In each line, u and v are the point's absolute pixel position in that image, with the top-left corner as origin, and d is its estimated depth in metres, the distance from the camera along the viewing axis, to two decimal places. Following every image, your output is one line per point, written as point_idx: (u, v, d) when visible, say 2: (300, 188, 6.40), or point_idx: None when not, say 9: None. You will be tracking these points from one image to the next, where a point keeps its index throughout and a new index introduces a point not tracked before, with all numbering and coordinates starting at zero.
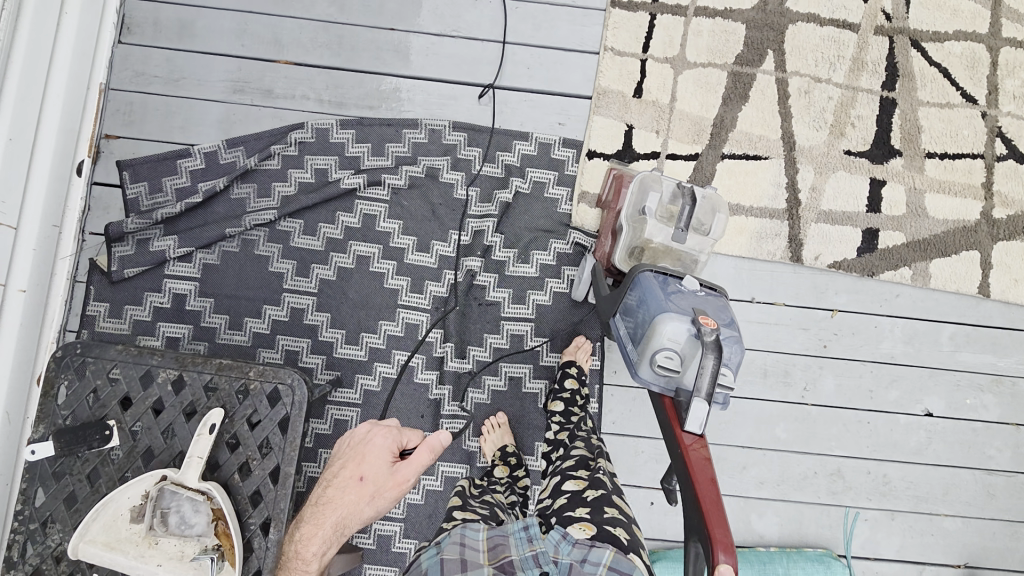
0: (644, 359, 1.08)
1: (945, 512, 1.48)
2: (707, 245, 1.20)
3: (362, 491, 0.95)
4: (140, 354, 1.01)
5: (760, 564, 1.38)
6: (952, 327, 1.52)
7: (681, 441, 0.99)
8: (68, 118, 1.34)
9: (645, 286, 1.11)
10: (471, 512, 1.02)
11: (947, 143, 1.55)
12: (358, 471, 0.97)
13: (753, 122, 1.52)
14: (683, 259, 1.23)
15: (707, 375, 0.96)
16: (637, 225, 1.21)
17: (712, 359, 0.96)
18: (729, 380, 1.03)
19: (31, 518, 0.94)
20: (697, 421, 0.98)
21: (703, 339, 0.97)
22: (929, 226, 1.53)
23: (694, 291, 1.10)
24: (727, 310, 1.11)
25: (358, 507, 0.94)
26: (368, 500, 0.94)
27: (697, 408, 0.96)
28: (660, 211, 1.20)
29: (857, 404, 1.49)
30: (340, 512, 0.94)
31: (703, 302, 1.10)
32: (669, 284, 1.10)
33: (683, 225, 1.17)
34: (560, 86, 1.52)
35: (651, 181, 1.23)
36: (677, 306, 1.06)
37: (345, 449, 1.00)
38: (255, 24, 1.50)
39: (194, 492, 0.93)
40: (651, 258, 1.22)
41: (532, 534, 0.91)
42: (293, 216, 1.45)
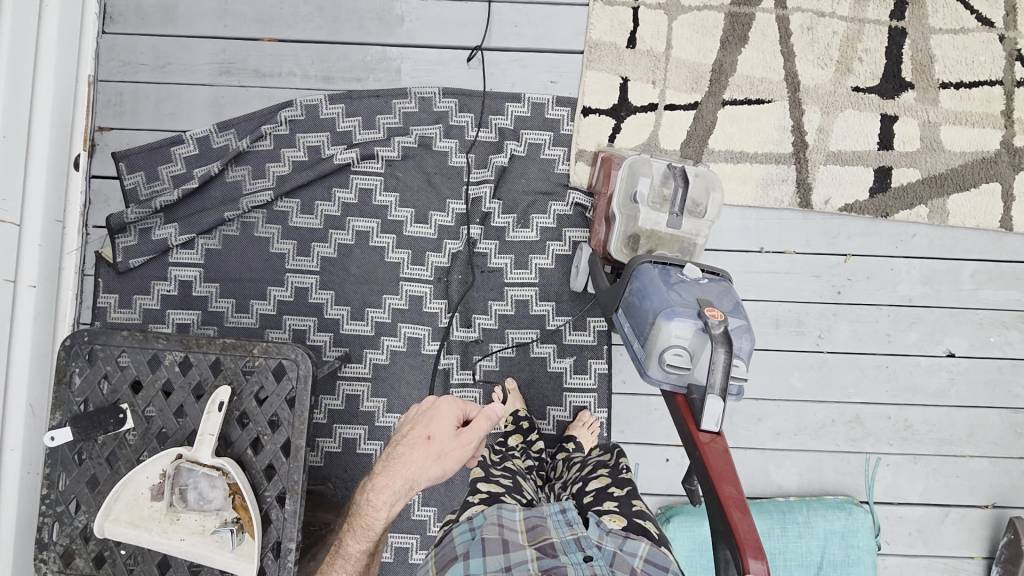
0: (653, 358, 1.05)
1: (971, 453, 1.45)
2: (704, 226, 1.17)
3: (430, 449, 1.06)
4: (145, 339, 1.00)
5: (780, 514, 1.36)
6: (974, 265, 1.46)
7: (698, 440, 1.00)
8: (59, 111, 1.33)
9: (646, 280, 1.08)
10: (496, 483, 1.04)
11: (963, 71, 1.46)
12: (426, 432, 1.09)
13: (755, 64, 1.46)
14: (682, 245, 1.20)
15: (719, 370, 0.97)
16: (631, 212, 1.19)
17: (723, 353, 0.96)
18: (741, 370, 1.03)
19: (57, 501, 0.96)
20: (713, 419, 0.99)
21: (711, 333, 0.97)
22: (946, 161, 1.46)
23: (696, 279, 1.09)
24: (734, 299, 1.07)
25: (428, 462, 1.05)
26: (436, 458, 1.05)
27: (713, 405, 0.98)
28: (653, 196, 1.18)
29: (874, 348, 1.46)
30: (410, 467, 1.05)
31: (708, 291, 1.07)
32: (672, 277, 1.08)
33: (677, 210, 1.15)
34: (550, 43, 1.47)
35: (641, 165, 1.21)
36: (682, 300, 1.03)
37: (414, 416, 1.13)
38: (235, 3, 1.47)
39: (210, 468, 0.95)
40: (647, 244, 1.20)
41: (571, 518, 0.93)
42: (289, 196, 1.45)
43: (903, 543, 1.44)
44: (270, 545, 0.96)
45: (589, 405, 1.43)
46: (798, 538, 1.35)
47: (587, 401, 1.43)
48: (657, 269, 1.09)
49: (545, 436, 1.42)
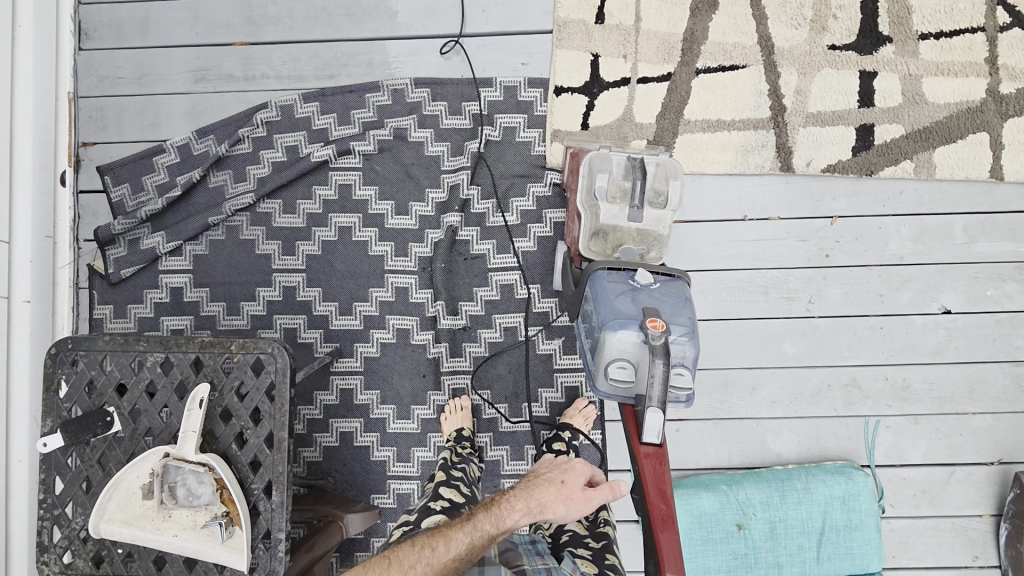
0: (600, 371, 1.08)
1: (973, 410, 1.42)
2: (668, 217, 1.17)
3: (562, 492, 1.03)
4: (126, 342, 1.02)
5: (778, 482, 1.36)
6: (965, 218, 1.43)
7: (637, 451, 1.04)
8: (41, 129, 1.36)
9: (597, 287, 1.12)
10: (456, 491, 1.15)
11: (942, 20, 1.43)
12: (561, 476, 1.07)
13: (727, 30, 1.44)
14: (649, 238, 1.20)
15: (658, 382, 0.98)
16: (593, 210, 1.18)
17: (662, 365, 0.98)
18: (686, 380, 1.06)
19: (53, 506, 0.99)
20: (655, 431, 1.01)
21: (652, 344, 0.99)
22: (930, 113, 1.43)
23: (647, 284, 1.12)
24: (683, 305, 1.10)
25: (557, 501, 1.01)
26: (566, 500, 1.02)
27: (653, 420, 1.01)
28: (613, 191, 1.18)
29: (866, 310, 1.43)
30: (540, 499, 1.01)
31: (658, 298, 1.10)
32: (622, 285, 1.11)
33: (637, 203, 1.14)
34: (519, 25, 1.47)
35: (599, 161, 1.19)
36: (625, 311, 1.06)
37: (549, 466, 1.13)
38: (206, 10, 1.49)
39: (195, 464, 0.97)
40: (614, 240, 1.20)
41: (540, 549, 1.11)
42: (271, 196, 1.46)
43: (909, 505, 1.42)
44: (260, 535, 0.98)
45: (580, 384, 1.44)
46: (797, 505, 1.34)
47: (578, 381, 1.44)
48: (610, 274, 1.13)
49: (540, 419, 1.44)
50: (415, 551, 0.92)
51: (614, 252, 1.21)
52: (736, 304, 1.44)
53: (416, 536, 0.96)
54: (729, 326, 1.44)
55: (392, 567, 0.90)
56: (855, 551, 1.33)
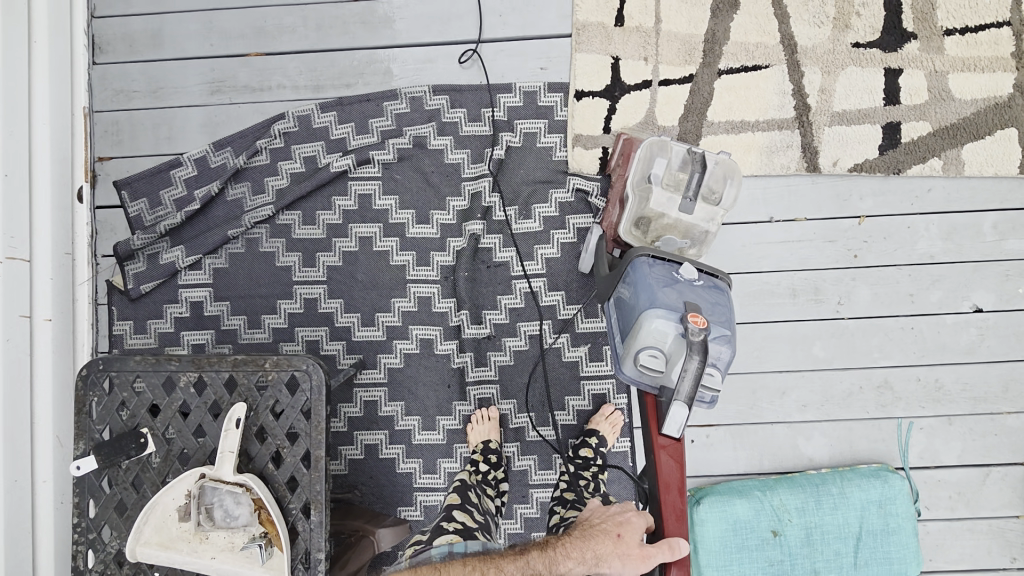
0: (630, 354, 1.12)
1: (1008, 410, 1.40)
2: (716, 217, 1.17)
3: (619, 547, 1.00)
4: (158, 362, 1.01)
5: (813, 487, 1.34)
6: (994, 215, 1.41)
7: (656, 441, 1.13)
8: (58, 146, 1.34)
9: (638, 275, 1.13)
10: (469, 514, 1.16)
11: (967, 15, 1.41)
12: (617, 530, 1.05)
13: (748, 30, 1.42)
14: (692, 232, 1.20)
15: (690, 377, 0.99)
16: (643, 193, 1.20)
17: (696, 362, 0.99)
18: (715, 380, 1.08)
19: (87, 529, 0.97)
20: (676, 425, 1.03)
21: (690, 339, 1.00)
22: (956, 110, 1.41)
23: (691, 280, 1.12)
24: (724, 309, 1.11)
25: (615, 556, 0.99)
26: (622, 556, 0.99)
27: (677, 411, 1.01)
28: (667, 179, 1.20)
29: (896, 310, 1.41)
30: (595, 550, 0.99)
31: (699, 295, 1.11)
32: (665, 276, 1.12)
33: (689, 195, 1.16)
34: (537, 29, 1.45)
35: (659, 147, 1.21)
36: (667, 303, 1.08)
37: (605, 516, 1.10)
38: (219, 21, 1.47)
39: (233, 485, 0.95)
40: (657, 228, 1.21)
41: None
42: (290, 208, 1.45)
43: (944, 508, 1.40)
44: (300, 555, 0.97)
45: (608, 392, 1.42)
46: (833, 510, 1.32)
47: (605, 389, 1.42)
48: (652, 263, 1.13)
49: (567, 427, 1.42)
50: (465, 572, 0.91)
51: (653, 241, 1.22)
52: (763, 306, 1.42)
53: (466, 557, 0.95)
54: (758, 329, 1.42)
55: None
56: (893, 555, 1.31)
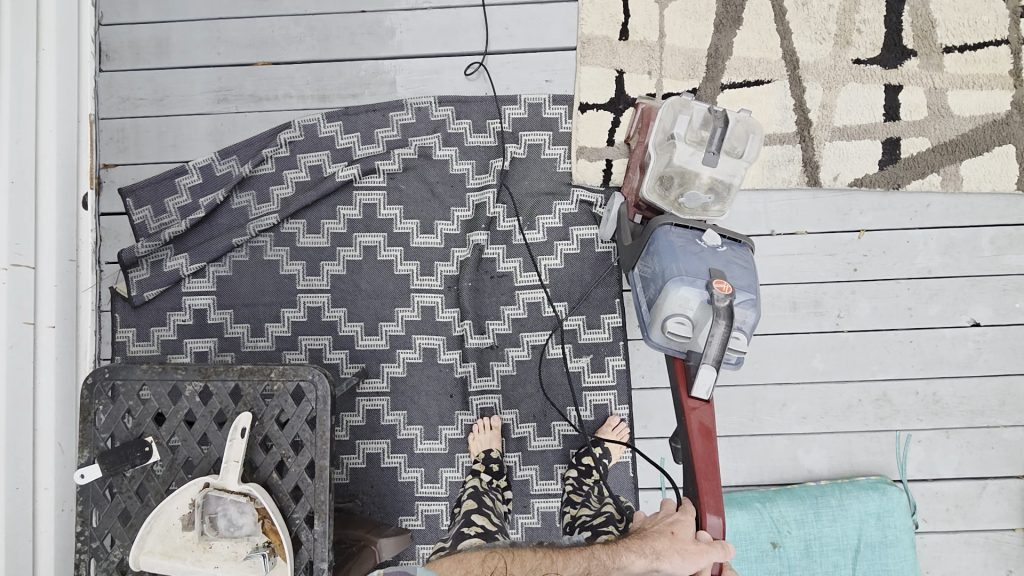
0: (657, 323, 1.15)
1: (1005, 423, 1.42)
2: (741, 170, 1.20)
3: (676, 543, 0.97)
4: (164, 370, 1.01)
5: (812, 499, 1.35)
6: (992, 230, 1.43)
7: (685, 403, 1.10)
8: (65, 153, 1.35)
9: (663, 242, 1.17)
10: (488, 517, 1.17)
11: (966, 34, 1.43)
12: (670, 526, 1.01)
13: (751, 45, 1.43)
14: (716, 187, 1.22)
15: (717, 342, 1.03)
16: (665, 151, 1.22)
17: (723, 326, 1.03)
18: (741, 343, 1.11)
19: (91, 538, 0.97)
20: (705, 388, 1.06)
21: (716, 304, 1.04)
22: (955, 126, 1.43)
23: (715, 246, 1.16)
24: (748, 274, 1.15)
25: (672, 550, 0.95)
26: (680, 551, 0.95)
27: (706, 374, 1.05)
28: (689, 136, 1.21)
29: (895, 323, 1.43)
30: (654, 546, 0.96)
31: (723, 261, 1.15)
32: (689, 244, 1.15)
33: (713, 148, 1.18)
34: (541, 42, 1.46)
35: (680, 106, 1.23)
36: (692, 270, 1.11)
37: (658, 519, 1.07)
38: (227, 30, 1.48)
39: (238, 494, 0.95)
40: (680, 185, 1.23)
41: None
42: (295, 217, 1.45)
43: (942, 520, 1.41)
44: (303, 565, 0.97)
45: (609, 403, 1.43)
46: (832, 522, 1.33)
47: (607, 399, 1.43)
48: (675, 231, 1.17)
49: (568, 437, 1.43)
50: (535, 558, 0.96)
51: (676, 199, 1.25)
52: (764, 319, 1.43)
53: (537, 548, 1.00)
54: (759, 342, 1.43)
55: (514, 564, 0.95)
56: (891, 567, 1.32)
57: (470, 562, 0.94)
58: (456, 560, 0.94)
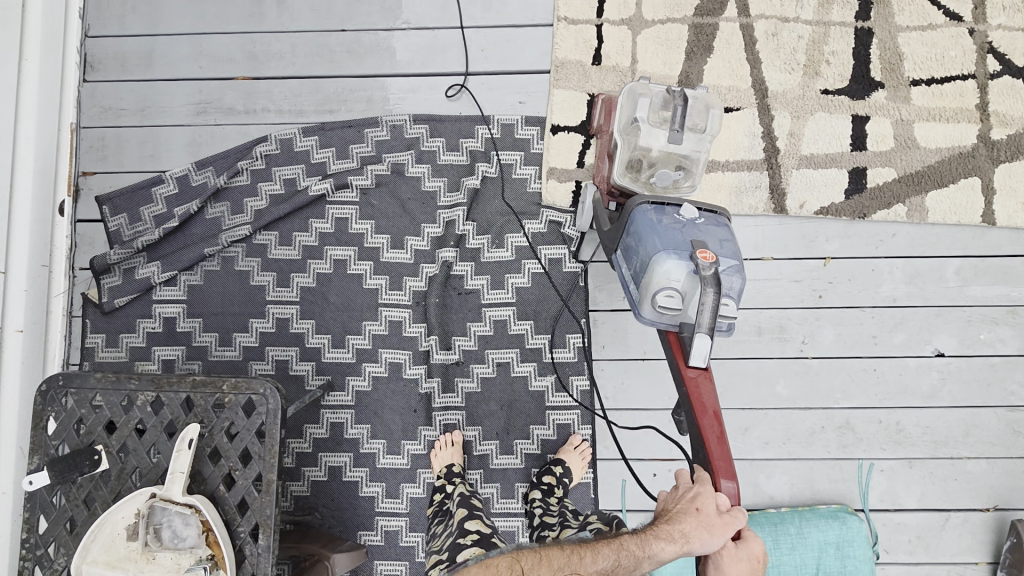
0: (647, 299, 1.10)
1: (968, 455, 1.41)
2: (705, 143, 1.20)
3: (703, 518, 0.92)
4: (118, 380, 1.02)
5: (771, 526, 1.34)
6: (958, 261, 1.44)
7: (684, 375, 1.07)
8: (42, 160, 1.37)
9: (643, 221, 1.13)
10: (482, 521, 1.12)
11: (933, 67, 1.46)
12: (692, 502, 0.96)
13: (721, 73, 1.46)
14: (684, 162, 1.23)
15: (708, 310, 1.00)
16: (630, 135, 1.23)
17: (713, 294, 1.00)
18: (731, 309, 1.07)
19: (37, 545, 0.97)
20: (701, 355, 1.04)
21: (702, 274, 1.00)
22: (921, 158, 1.45)
23: (694, 219, 1.13)
24: (729, 240, 1.11)
25: (700, 529, 0.91)
26: (708, 527, 0.91)
27: (701, 343, 1.02)
28: (652, 118, 1.21)
29: (860, 351, 1.43)
30: (683, 528, 0.91)
31: (704, 232, 1.11)
32: (668, 218, 1.12)
33: (677, 126, 1.18)
34: (516, 65, 1.49)
35: (640, 90, 1.23)
36: (676, 243, 1.07)
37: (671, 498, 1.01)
38: (209, 45, 1.51)
39: (183, 506, 0.95)
40: (648, 165, 1.24)
41: None
42: (267, 229, 1.47)
43: (904, 552, 1.40)
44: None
45: (573, 422, 1.43)
46: (791, 550, 1.32)
47: (571, 419, 1.43)
48: (653, 209, 1.14)
49: (531, 456, 1.43)
50: (563, 555, 0.91)
51: (647, 178, 1.25)
52: (728, 343, 1.44)
53: (562, 543, 0.95)
54: (723, 365, 1.43)
55: (542, 562, 0.89)
56: None
57: (499, 566, 0.87)
58: (484, 565, 0.87)
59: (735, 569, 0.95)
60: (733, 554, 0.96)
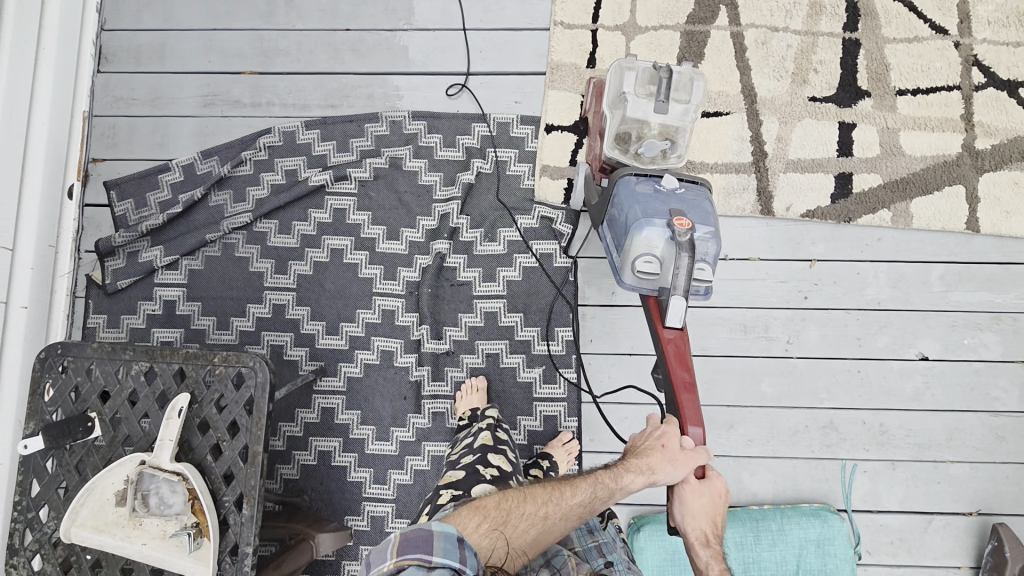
0: (627, 265, 1.15)
1: (951, 459, 1.42)
2: (691, 113, 1.23)
3: (668, 453, 1.00)
4: (114, 351, 1.05)
5: (752, 522, 1.35)
6: (943, 266, 1.47)
7: (661, 336, 1.12)
8: (54, 145, 1.43)
9: (626, 192, 1.16)
10: (504, 457, 1.15)
11: (919, 78, 1.50)
12: (659, 440, 1.04)
13: (711, 79, 1.50)
14: (672, 133, 1.26)
15: (683, 273, 1.04)
16: (619, 108, 1.25)
17: (687, 258, 1.04)
18: (706, 274, 1.14)
19: (28, 508, 1.00)
20: (678, 316, 1.07)
21: (678, 240, 1.05)
22: (906, 165, 1.48)
23: (674, 189, 1.15)
24: (707, 207, 1.14)
25: (665, 463, 0.98)
26: (672, 461, 0.99)
27: (675, 304, 1.06)
28: (639, 92, 1.22)
29: (844, 352, 1.45)
30: (650, 461, 0.99)
31: (683, 201, 1.14)
32: (648, 188, 1.15)
33: (662, 97, 1.19)
34: (513, 67, 1.54)
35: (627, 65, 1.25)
36: (655, 211, 1.10)
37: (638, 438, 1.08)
38: (219, 40, 1.57)
39: (170, 473, 0.99)
40: (638, 137, 1.27)
41: (591, 526, 1.06)
42: (268, 217, 1.52)
43: (886, 553, 1.41)
44: (227, 548, 0.99)
45: (559, 414, 1.45)
46: (772, 546, 1.33)
47: (557, 410, 1.45)
48: (636, 179, 1.17)
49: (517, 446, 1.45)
50: (545, 492, 0.92)
51: (636, 150, 1.26)
52: (714, 340, 1.46)
53: (541, 481, 0.96)
54: (708, 362, 1.46)
55: (526, 501, 0.89)
56: None
57: (487, 507, 0.86)
58: (474, 508, 0.86)
59: (699, 502, 1.01)
60: (695, 490, 1.01)
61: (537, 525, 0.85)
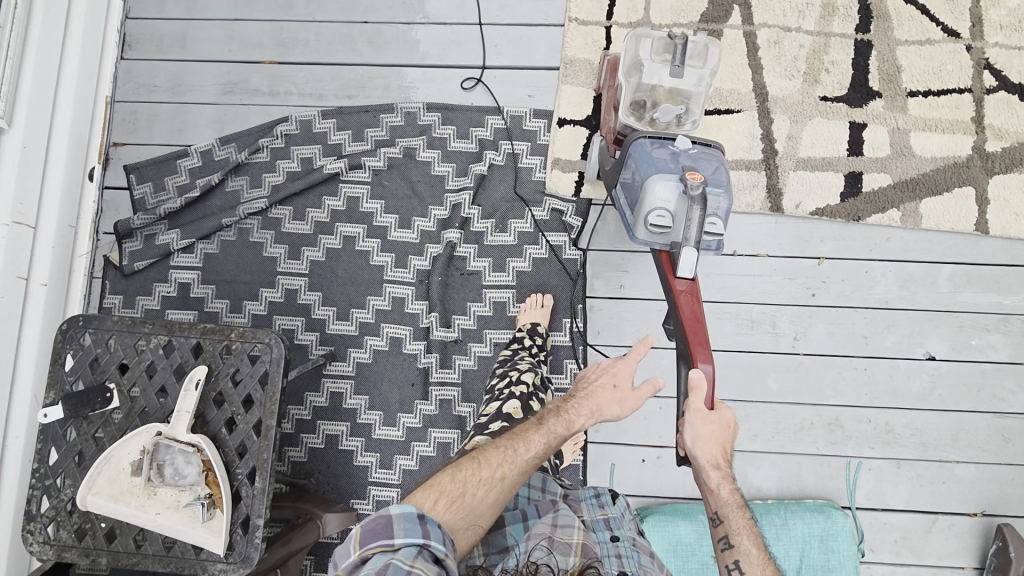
0: (641, 221, 1.17)
1: (957, 459, 1.42)
2: (705, 79, 1.25)
3: (617, 394, 1.11)
4: (133, 324, 1.07)
5: (756, 516, 1.35)
6: (951, 267, 1.47)
7: (673, 287, 1.17)
8: (78, 127, 1.47)
9: (639, 152, 1.18)
10: None
11: (930, 80, 1.51)
12: (611, 379, 1.13)
13: (724, 77, 1.52)
14: (687, 99, 1.27)
15: (696, 224, 1.07)
16: (634, 75, 1.26)
17: (700, 210, 1.07)
18: (718, 228, 1.15)
19: (45, 475, 1.02)
20: (690, 266, 1.10)
21: (691, 194, 1.07)
22: (916, 165, 1.49)
23: (687, 150, 1.17)
24: (718, 166, 1.16)
25: (613, 403, 1.10)
26: (620, 402, 1.10)
27: (688, 254, 1.08)
28: (654, 58, 1.24)
29: (851, 350, 1.46)
30: (599, 402, 1.10)
31: (694, 160, 1.16)
32: (661, 147, 1.17)
33: (678, 61, 1.20)
34: (527, 61, 1.57)
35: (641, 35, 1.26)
36: (666, 168, 1.13)
37: (585, 380, 1.16)
38: (240, 30, 1.61)
39: (186, 445, 1.01)
40: (652, 104, 1.27)
41: (603, 500, 1.08)
42: (283, 203, 1.54)
43: (889, 552, 1.40)
44: (239, 519, 1.01)
45: None
46: (775, 541, 1.33)
47: None
48: (649, 140, 1.19)
49: None
50: (498, 454, 0.95)
51: (651, 116, 1.27)
52: (720, 334, 1.47)
53: (495, 442, 0.99)
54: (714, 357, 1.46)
55: (481, 465, 0.92)
56: None
57: (442, 484, 0.88)
58: (428, 487, 0.87)
59: (711, 431, 1.07)
60: (706, 418, 1.08)
61: (495, 488, 0.90)
